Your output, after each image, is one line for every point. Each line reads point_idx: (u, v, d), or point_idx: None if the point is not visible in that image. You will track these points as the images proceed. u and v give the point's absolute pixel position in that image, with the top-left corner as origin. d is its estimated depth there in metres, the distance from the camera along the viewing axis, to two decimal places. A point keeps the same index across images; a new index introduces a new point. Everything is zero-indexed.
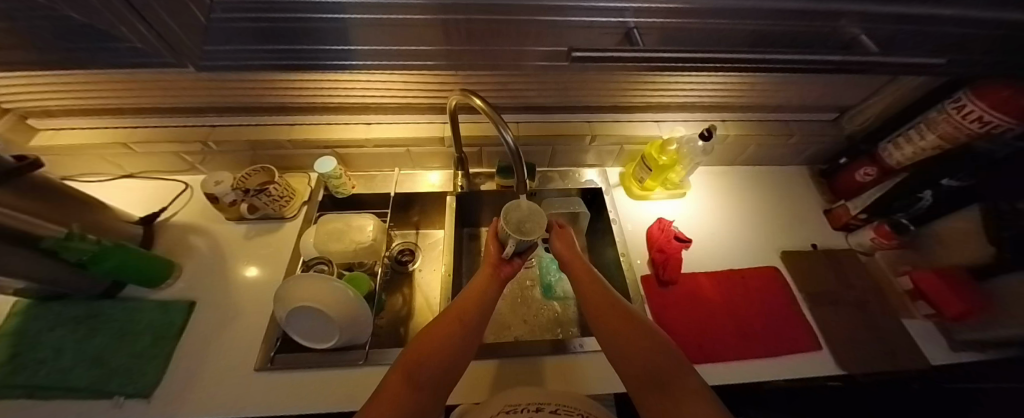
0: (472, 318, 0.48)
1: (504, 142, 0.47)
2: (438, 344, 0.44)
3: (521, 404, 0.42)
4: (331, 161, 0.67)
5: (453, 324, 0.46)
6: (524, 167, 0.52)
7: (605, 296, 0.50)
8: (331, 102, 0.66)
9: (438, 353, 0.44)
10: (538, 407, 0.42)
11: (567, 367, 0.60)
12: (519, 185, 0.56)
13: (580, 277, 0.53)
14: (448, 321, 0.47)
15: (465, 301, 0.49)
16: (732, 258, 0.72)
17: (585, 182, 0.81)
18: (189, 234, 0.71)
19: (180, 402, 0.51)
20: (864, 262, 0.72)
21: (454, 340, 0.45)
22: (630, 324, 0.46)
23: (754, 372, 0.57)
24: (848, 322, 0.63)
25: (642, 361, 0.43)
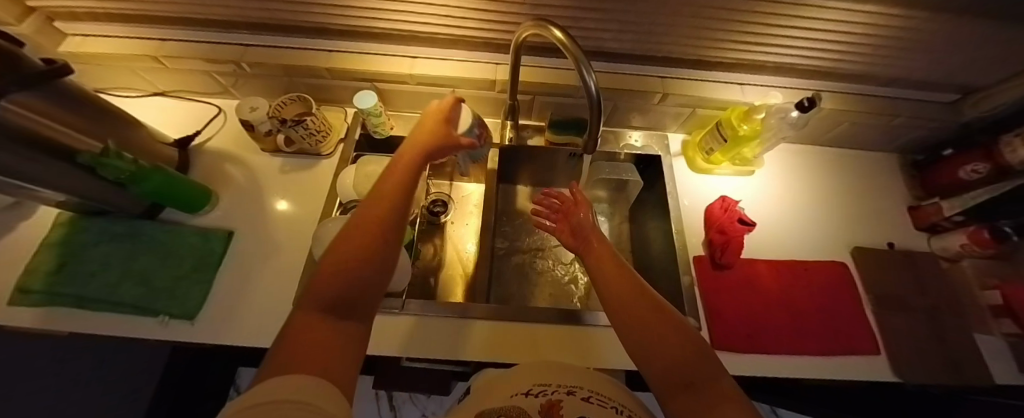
0: (386, 222, 0.36)
1: (584, 84, 0.40)
2: (354, 253, 0.32)
3: (551, 385, 0.34)
4: (371, 96, 0.60)
5: (363, 232, 0.34)
6: (599, 121, 0.45)
7: (621, 283, 0.43)
8: (375, 26, 0.58)
9: (358, 269, 0.31)
10: (568, 389, 0.33)
11: (598, 338, 0.58)
12: (590, 147, 0.49)
13: (598, 261, 0.48)
14: (361, 222, 0.35)
15: (379, 204, 0.38)
16: (798, 247, 0.66)
17: (646, 147, 0.73)
18: (224, 162, 0.68)
19: (222, 327, 0.52)
20: (945, 270, 0.64)
21: (370, 254, 0.33)
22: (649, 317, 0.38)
23: (805, 369, 0.54)
24: (911, 329, 0.58)
25: (670, 360, 0.33)
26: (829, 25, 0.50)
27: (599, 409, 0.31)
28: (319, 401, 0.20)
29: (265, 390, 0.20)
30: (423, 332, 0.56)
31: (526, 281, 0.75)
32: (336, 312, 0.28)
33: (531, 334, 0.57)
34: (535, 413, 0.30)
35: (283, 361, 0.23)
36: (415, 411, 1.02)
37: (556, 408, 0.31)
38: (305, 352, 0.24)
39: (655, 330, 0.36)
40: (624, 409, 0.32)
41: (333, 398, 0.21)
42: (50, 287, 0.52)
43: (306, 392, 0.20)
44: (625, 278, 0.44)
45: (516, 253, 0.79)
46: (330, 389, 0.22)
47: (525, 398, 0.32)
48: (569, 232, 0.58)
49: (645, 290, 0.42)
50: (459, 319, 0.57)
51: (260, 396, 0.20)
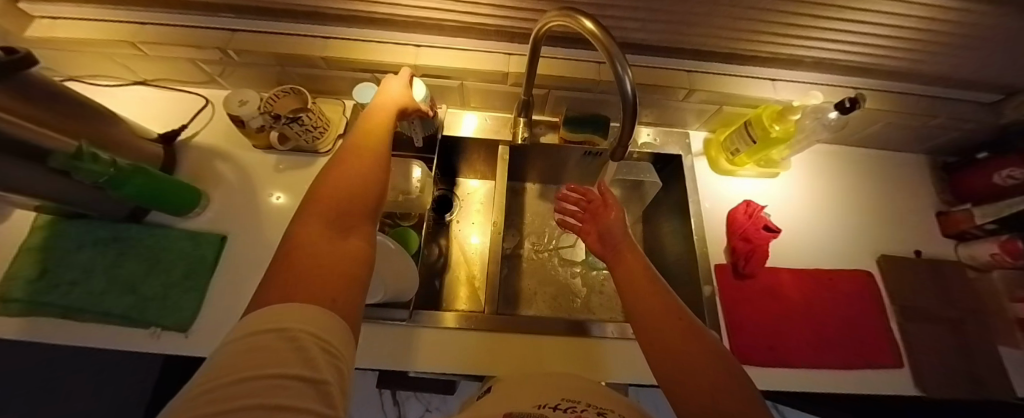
0: (357, 173, 0.39)
1: (619, 85, 0.36)
2: (337, 202, 0.34)
3: (580, 404, 0.31)
4: (372, 90, 0.56)
5: (348, 174, 0.38)
6: (629, 126, 0.41)
7: (653, 300, 0.40)
8: (375, 11, 0.52)
9: (347, 204, 0.35)
10: (601, 411, 0.30)
11: (613, 352, 0.56)
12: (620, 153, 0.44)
13: (626, 270, 0.46)
14: (335, 176, 0.37)
15: (359, 162, 0.40)
16: (822, 254, 0.63)
17: (666, 145, 0.69)
18: (213, 158, 0.63)
19: (219, 338, 0.50)
20: (973, 280, 0.62)
21: (349, 200, 0.35)
22: (684, 344, 0.35)
23: (829, 382, 0.52)
24: (938, 342, 0.56)
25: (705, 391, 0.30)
26: (882, 18, 0.45)
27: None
28: (320, 330, 0.22)
29: (271, 315, 0.22)
30: (432, 343, 0.53)
31: (536, 285, 0.73)
32: (337, 230, 0.32)
33: (543, 346, 0.55)
34: None
35: (285, 285, 0.25)
36: (419, 406, 1.02)
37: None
38: (305, 280, 0.25)
39: (692, 364, 0.33)
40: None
41: (334, 326, 0.23)
42: (32, 295, 0.49)
43: (308, 321, 0.22)
44: (655, 296, 0.41)
45: (525, 255, 0.76)
46: (335, 320, 0.24)
47: (553, 411, 0.29)
48: (596, 236, 0.55)
49: (681, 315, 0.38)
50: (467, 329, 0.55)
51: (267, 321, 0.21)
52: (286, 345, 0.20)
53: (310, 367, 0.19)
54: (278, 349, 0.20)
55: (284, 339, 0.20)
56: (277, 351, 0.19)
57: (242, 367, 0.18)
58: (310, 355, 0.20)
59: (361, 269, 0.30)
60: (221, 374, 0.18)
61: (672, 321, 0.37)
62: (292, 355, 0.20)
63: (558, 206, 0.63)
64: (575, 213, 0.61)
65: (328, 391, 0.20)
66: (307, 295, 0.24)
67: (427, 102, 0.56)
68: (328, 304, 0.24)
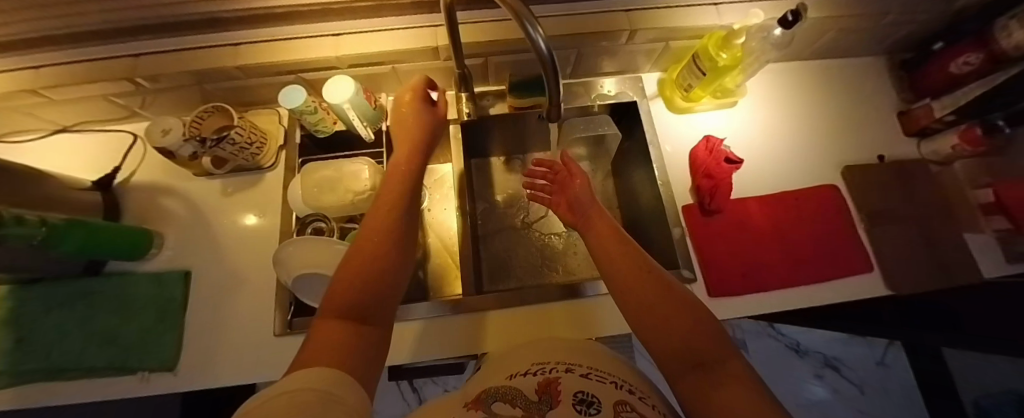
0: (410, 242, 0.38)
1: (533, 44, 0.32)
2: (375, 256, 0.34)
3: (548, 363, 0.33)
4: (299, 91, 0.51)
5: (382, 227, 0.36)
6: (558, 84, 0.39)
7: (623, 264, 0.39)
8: (275, 5, 0.47)
9: (377, 264, 0.33)
10: (567, 367, 0.32)
11: (607, 305, 0.57)
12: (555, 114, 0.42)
13: (599, 233, 0.46)
14: (371, 227, 0.37)
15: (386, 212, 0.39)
16: (788, 175, 0.63)
17: (621, 94, 0.67)
18: (157, 195, 0.60)
19: (222, 367, 0.51)
20: (935, 174, 0.63)
21: (388, 255, 0.34)
22: (667, 296, 0.34)
23: (801, 298, 0.55)
24: (904, 240, 0.58)
25: (687, 340, 0.30)
26: None
27: (598, 383, 0.29)
28: (332, 388, 0.20)
29: (297, 379, 0.20)
30: (418, 334, 0.55)
31: (517, 257, 0.73)
32: (365, 308, 0.30)
33: (527, 317, 0.56)
34: (530, 390, 0.28)
35: (309, 352, 0.24)
36: (435, 387, 1.06)
37: (552, 384, 0.29)
38: (330, 350, 0.24)
39: (665, 316, 0.32)
40: (624, 383, 0.31)
41: (346, 386, 0.21)
42: (10, 366, 0.48)
43: (323, 380, 0.20)
44: (627, 257, 0.40)
45: (504, 229, 0.76)
46: (344, 378, 0.22)
47: (524, 377, 0.31)
48: (567, 206, 0.55)
49: (651, 268, 0.38)
50: (450, 315, 0.56)
51: (296, 382, 0.20)
52: (308, 397, 0.18)
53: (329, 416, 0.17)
54: (294, 404, 0.17)
55: (299, 395, 0.18)
56: (299, 401, 0.17)
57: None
58: (326, 404, 0.18)
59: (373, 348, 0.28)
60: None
61: (649, 283, 0.36)
62: (307, 405, 0.17)
63: (526, 181, 0.61)
64: (543, 186, 0.59)
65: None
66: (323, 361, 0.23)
67: (360, 91, 0.53)
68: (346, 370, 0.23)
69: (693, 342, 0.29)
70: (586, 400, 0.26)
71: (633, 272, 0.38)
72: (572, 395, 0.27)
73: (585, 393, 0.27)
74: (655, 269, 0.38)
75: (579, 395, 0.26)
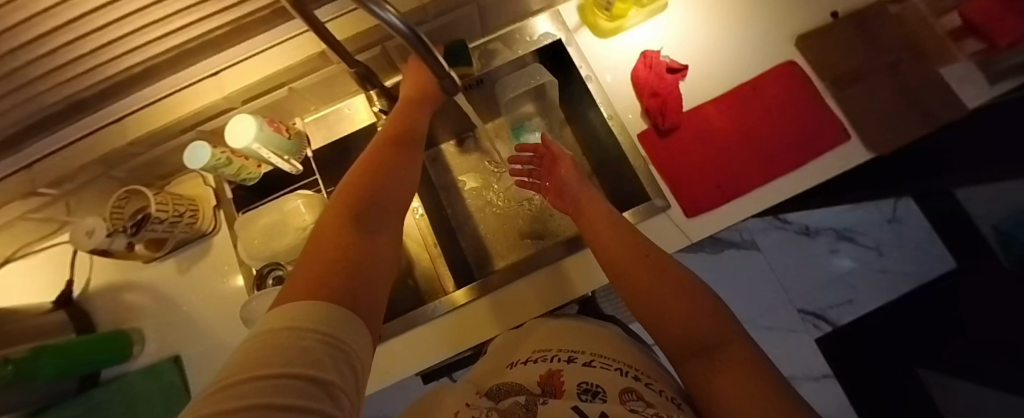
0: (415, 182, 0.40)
1: (388, 25, 0.25)
2: (370, 188, 0.34)
3: (551, 351, 0.36)
4: (203, 147, 0.47)
5: (371, 168, 0.37)
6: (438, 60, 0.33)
7: (621, 250, 0.39)
8: (129, 68, 0.42)
9: (371, 196, 0.34)
10: (570, 356, 0.35)
11: (589, 261, 0.53)
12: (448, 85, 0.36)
13: (591, 214, 0.45)
14: (359, 169, 0.37)
15: (373, 156, 0.39)
16: (741, 66, 0.58)
17: (538, 37, 0.59)
18: (120, 293, 0.58)
19: None
20: (896, 14, 0.57)
21: (386, 181, 0.36)
22: (668, 276, 0.35)
23: (782, 190, 0.52)
24: (877, 95, 0.54)
25: (693, 326, 0.31)
26: None
27: (596, 371, 0.31)
28: (327, 327, 0.19)
29: (284, 316, 0.19)
30: (411, 346, 0.52)
31: (498, 236, 0.70)
32: (360, 229, 0.30)
33: (516, 294, 0.53)
34: (534, 382, 0.31)
35: (302, 280, 0.23)
36: None
37: (555, 375, 0.32)
38: (324, 277, 0.24)
39: (668, 300, 0.33)
40: (630, 369, 0.33)
41: (345, 321, 0.21)
42: None
43: (319, 318, 0.19)
44: (619, 236, 0.40)
45: (477, 213, 0.72)
46: (343, 312, 0.21)
47: (529, 364, 0.35)
48: (557, 191, 0.53)
49: (649, 250, 0.38)
50: (436, 318, 0.53)
51: (281, 320, 0.18)
52: (296, 343, 0.17)
53: (315, 368, 0.16)
54: (296, 352, 0.16)
55: (298, 341, 0.17)
56: (288, 351, 0.16)
57: (252, 365, 0.15)
58: (327, 355, 0.18)
59: (379, 272, 0.28)
60: (228, 378, 0.14)
61: (648, 264, 0.36)
62: (313, 358, 0.17)
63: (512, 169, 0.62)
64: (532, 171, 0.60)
65: (336, 393, 0.17)
66: (317, 293, 0.22)
67: (263, 124, 0.49)
68: (344, 301, 0.22)
69: (697, 328, 0.31)
70: (590, 390, 0.28)
71: (633, 255, 0.37)
72: (576, 385, 0.29)
73: (589, 383, 0.29)
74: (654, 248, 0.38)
75: (583, 385, 0.29)
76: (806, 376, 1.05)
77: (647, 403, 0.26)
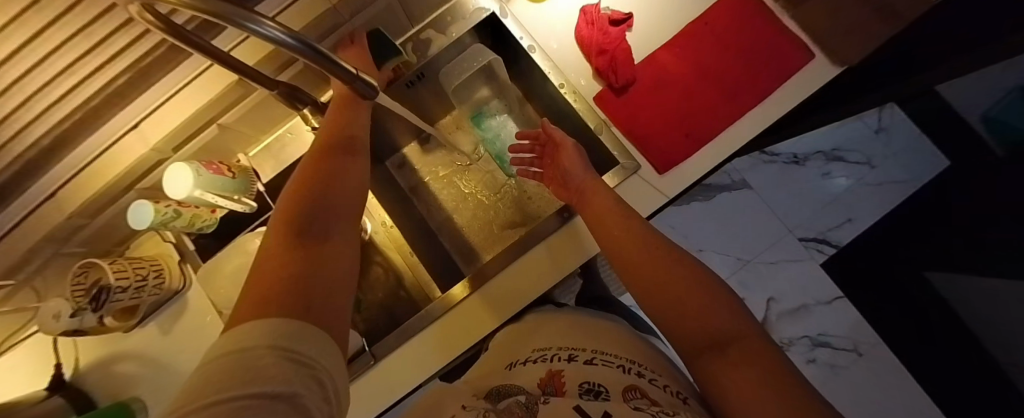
0: (358, 174, 0.37)
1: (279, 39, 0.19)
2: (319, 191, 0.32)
3: (551, 351, 0.34)
4: (144, 205, 0.44)
5: (314, 168, 0.35)
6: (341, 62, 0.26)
7: (627, 239, 0.36)
8: (39, 138, 0.39)
9: (319, 196, 0.32)
10: (570, 356, 0.33)
11: (579, 230, 0.51)
12: (361, 87, 0.32)
13: (593, 204, 0.41)
14: (302, 173, 0.34)
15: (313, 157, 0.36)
16: (691, 2, 0.54)
17: (474, 12, 0.55)
18: (113, 365, 0.57)
19: None
20: None
21: (333, 178, 0.34)
22: (675, 270, 0.32)
23: (753, 125, 0.49)
24: (838, 2, 0.51)
25: (706, 323, 0.28)
26: None
27: (600, 370, 0.29)
28: (298, 345, 0.17)
29: (236, 337, 0.16)
30: (410, 360, 0.51)
31: (480, 229, 0.68)
32: (312, 232, 0.28)
33: (505, 283, 0.51)
34: (535, 382, 0.29)
35: (254, 301, 0.21)
36: None
37: (557, 375, 0.29)
38: (275, 294, 0.21)
39: (676, 295, 0.30)
40: (632, 365, 0.31)
41: (312, 336, 0.19)
42: None
43: (283, 335, 0.17)
44: (619, 221, 0.38)
45: (455, 210, 0.70)
46: (310, 328, 0.19)
47: (528, 365, 0.33)
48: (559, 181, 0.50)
49: (659, 244, 0.35)
50: (430, 325, 0.52)
51: (236, 341, 0.16)
52: (263, 361, 0.15)
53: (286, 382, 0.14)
54: (258, 369, 0.14)
55: (252, 357, 0.15)
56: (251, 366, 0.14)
57: (209, 390, 0.13)
58: (294, 368, 0.16)
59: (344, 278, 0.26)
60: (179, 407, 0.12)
61: (653, 255, 0.34)
62: (281, 375, 0.15)
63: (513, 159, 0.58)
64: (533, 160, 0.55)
65: (309, 409, 0.15)
66: (275, 309, 0.20)
67: (200, 168, 0.45)
68: (306, 315, 0.20)
69: (709, 324, 0.28)
70: (592, 390, 0.25)
71: (637, 246, 0.35)
72: (578, 385, 0.26)
73: (592, 383, 0.26)
74: (662, 241, 0.35)
75: (585, 385, 0.26)
76: (816, 301, 1.05)
77: (651, 401, 0.24)
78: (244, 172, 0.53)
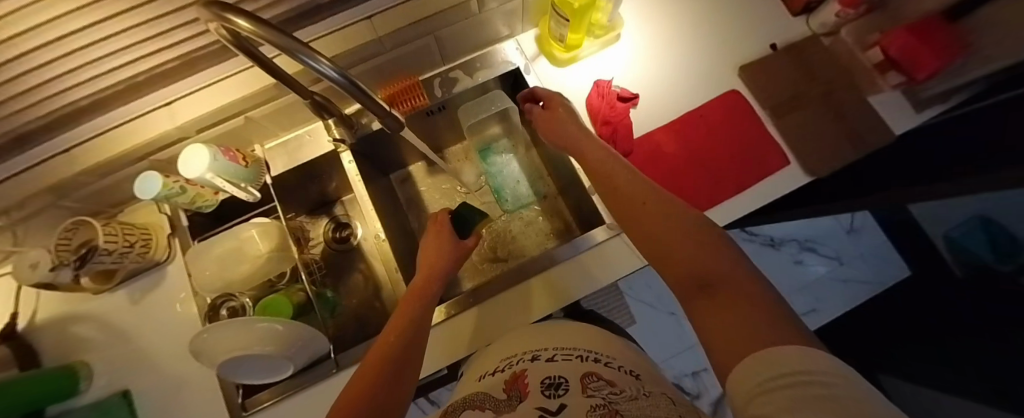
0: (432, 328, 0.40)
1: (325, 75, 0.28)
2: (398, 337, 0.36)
3: (518, 356, 0.34)
4: (154, 178, 0.46)
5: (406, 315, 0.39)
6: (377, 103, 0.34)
7: (633, 195, 0.36)
8: (77, 101, 0.42)
9: (402, 344, 0.36)
10: (534, 355, 0.33)
11: (559, 279, 0.54)
12: (390, 123, 0.38)
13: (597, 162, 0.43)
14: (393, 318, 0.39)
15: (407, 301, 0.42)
16: (691, 94, 0.61)
17: (501, 63, 0.61)
18: (71, 326, 0.56)
19: None
20: (829, 47, 0.62)
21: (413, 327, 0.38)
22: (673, 219, 0.31)
23: (729, 214, 0.54)
24: (816, 120, 0.58)
25: (693, 263, 0.27)
26: None
27: (563, 362, 0.30)
28: None
29: None
30: None
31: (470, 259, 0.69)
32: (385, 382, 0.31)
33: (480, 315, 0.53)
34: (499, 390, 0.30)
35: None
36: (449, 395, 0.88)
37: (522, 376, 0.30)
38: None
39: (671, 245, 0.29)
40: (591, 353, 0.32)
41: None
42: None
43: None
44: (624, 181, 0.38)
45: None
46: None
47: (492, 376, 0.33)
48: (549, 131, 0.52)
49: (649, 197, 0.34)
50: None
51: None
52: None
53: None
54: None
55: None
56: None
57: None
58: None
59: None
60: None
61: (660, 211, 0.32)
62: None
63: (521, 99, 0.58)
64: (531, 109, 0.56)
65: None
66: None
67: (217, 152, 0.48)
68: None
69: (699, 267, 0.26)
70: (553, 384, 0.27)
71: (632, 201, 0.35)
72: (541, 382, 0.28)
73: (553, 377, 0.28)
74: (653, 194, 0.34)
75: (547, 380, 0.28)
76: None
77: (609, 383, 0.27)
78: (254, 162, 0.56)
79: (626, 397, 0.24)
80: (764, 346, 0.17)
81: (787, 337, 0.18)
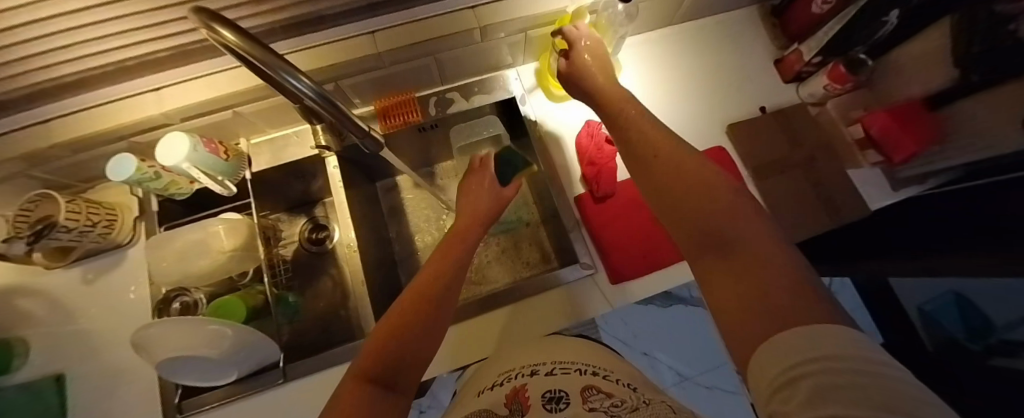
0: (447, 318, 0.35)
1: (300, 89, 0.28)
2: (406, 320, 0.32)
3: (515, 369, 0.33)
4: (129, 160, 0.46)
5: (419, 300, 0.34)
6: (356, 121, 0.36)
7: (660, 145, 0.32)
8: (63, 75, 0.42)
9: (410, 333, 0.31)
10: (534, 369, 0.31)
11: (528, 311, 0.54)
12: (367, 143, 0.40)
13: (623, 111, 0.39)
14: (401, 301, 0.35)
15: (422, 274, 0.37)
16: None
17: (499, 90, 0.63)
18: (15, 298, 0.54)
19: None
20: (816, 117, 0.64)
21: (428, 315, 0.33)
22: (690, 172, 0.28)
23: None
24: (797, 186, 0.59)
25: (709, 220, 0.25)
26: None
27: (563, 375, 0.29)
28: None
29: None
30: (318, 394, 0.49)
31: None
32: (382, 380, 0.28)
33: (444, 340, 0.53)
34: (499, 406, 0.28)
35: None
36: None
37: (520, 392, 0.28)
38: None
39: (690, 201, 0.27)
40: (591, 366, 0.30)
41: None
42: None
43: None
44: (650, 130, 0.34)
45: (424, 250, 0.72)
46: None
47: (493, 391, 0.31)
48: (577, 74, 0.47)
49: (659, 150, 0.31)
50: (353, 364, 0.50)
51: None
52: None
53: None
54: None
55: None
56: None
57: None
58: None
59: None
60: None
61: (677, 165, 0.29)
62: None
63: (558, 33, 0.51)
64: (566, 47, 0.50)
65: None
66: None
67: (199, 143, 0.48)
68: None
69: (720, 226, 0.24)
70: (555, 398, 0.26)
71: (652, 149, 0.32)
72: (541, 394, 0.27)
73: (553, 390, 0.27)
74: (675, 147, 0.31)
75: (548, 394, 0.27)
76: None
77: (609, 396, 0.25)
78: (235, 157, 0.55)
79: (626, 408, 0.23)
80: (803, 323, 0.16)
81: (821, 311, 0.17)
